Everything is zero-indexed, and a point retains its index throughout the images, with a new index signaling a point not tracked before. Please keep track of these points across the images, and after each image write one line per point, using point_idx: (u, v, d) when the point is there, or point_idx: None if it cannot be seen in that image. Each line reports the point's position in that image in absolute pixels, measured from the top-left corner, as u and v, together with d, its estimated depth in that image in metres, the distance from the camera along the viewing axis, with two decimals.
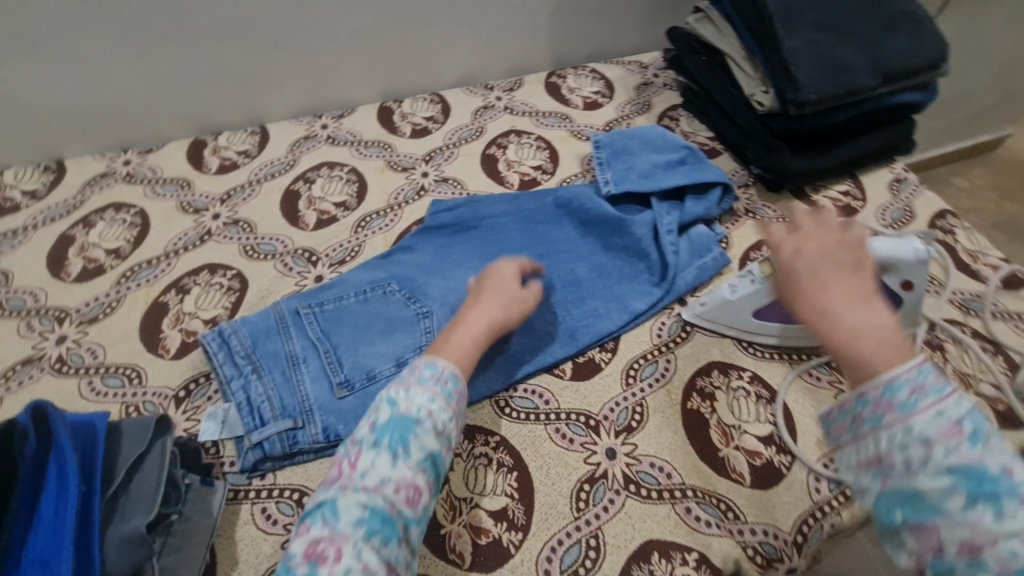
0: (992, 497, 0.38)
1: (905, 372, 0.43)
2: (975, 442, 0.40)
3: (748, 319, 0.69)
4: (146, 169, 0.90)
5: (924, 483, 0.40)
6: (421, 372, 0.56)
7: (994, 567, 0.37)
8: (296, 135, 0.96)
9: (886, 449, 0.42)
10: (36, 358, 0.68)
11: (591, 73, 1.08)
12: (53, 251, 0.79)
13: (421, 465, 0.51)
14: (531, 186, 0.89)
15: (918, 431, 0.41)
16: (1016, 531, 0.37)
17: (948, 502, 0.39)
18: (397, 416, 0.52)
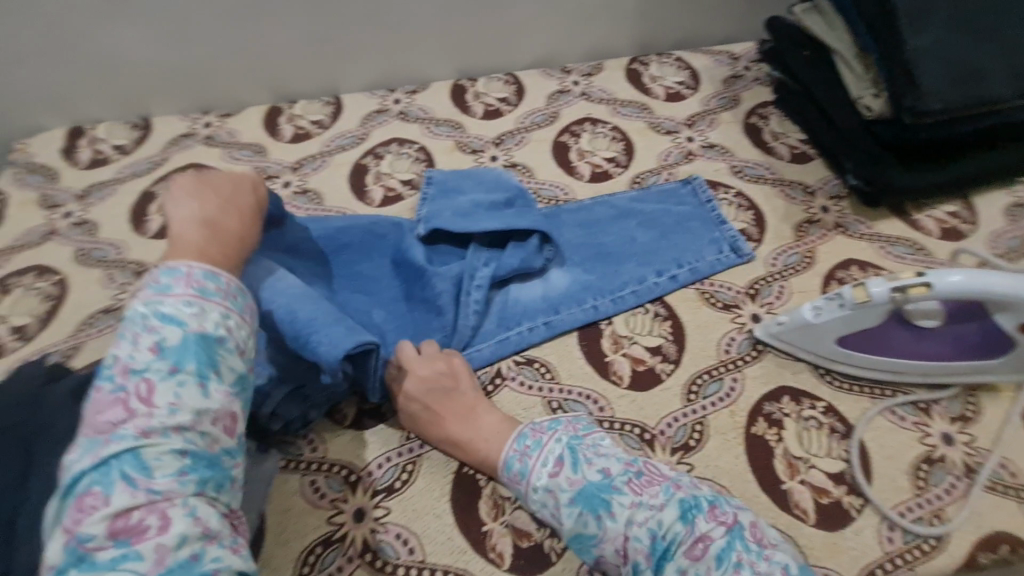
0: (602, 503, 0.48)
1: (514, 445, 0.53)
2: (573, 468, 0.50)
3: (830, 346, 0.63)
4: (225, 133, 0.92)
5: (569, 525, 0.49)
6: (205, 289, 0.47)
7: (642, 559, 0.46)
8: (369, 108, 0.95)
9: (541, 510, 0.51)
10: (116, 308, 0.72)
11: (676, 61, 1.02)
12: (135, 206, 0.82)
13: (234, 388, 0.46)
14: (602, 178, 0.85)
15: (540, 485, 0.50)
16: (629, 518, 0.47)
17: (588, 527, 0.48)
18: (187, 337, 0.44)
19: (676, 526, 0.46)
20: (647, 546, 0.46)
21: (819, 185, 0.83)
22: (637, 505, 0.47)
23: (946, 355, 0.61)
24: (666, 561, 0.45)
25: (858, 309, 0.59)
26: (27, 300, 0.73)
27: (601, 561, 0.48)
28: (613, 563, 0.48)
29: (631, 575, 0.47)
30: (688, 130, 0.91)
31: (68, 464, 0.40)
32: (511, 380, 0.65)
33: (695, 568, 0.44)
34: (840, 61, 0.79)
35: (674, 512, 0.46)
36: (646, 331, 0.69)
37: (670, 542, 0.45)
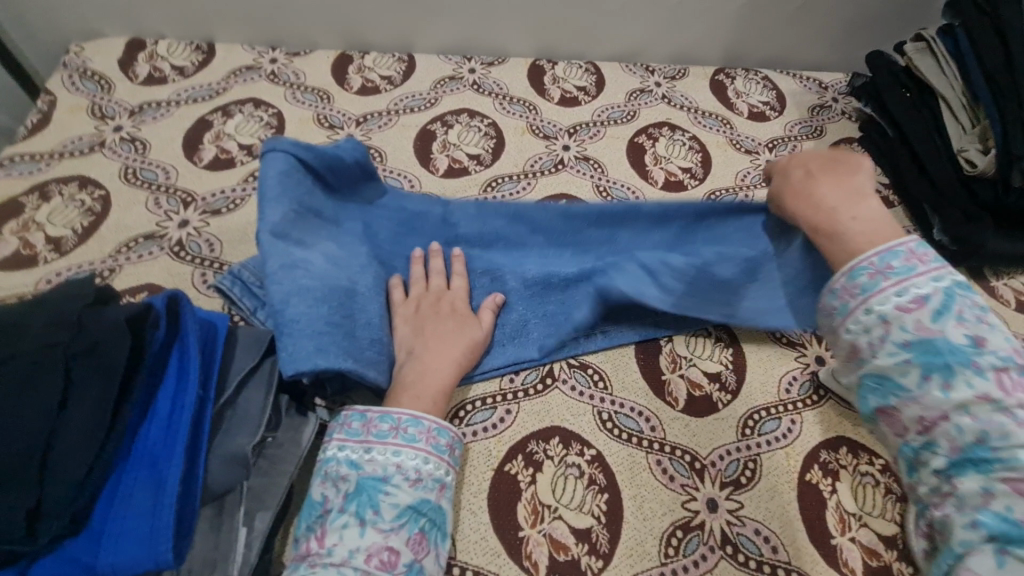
0: (943, 368, 0.40)
1: (869, 259, 0.46)
2: (935, 316, 0.42)
3: None
4: (290, 72, 0.88)
5: (882, 362, 0.42)
6: (382, 417, 0.51)
7: (945, 445, 0.39)
8: (442, 72, 0.91)
9: (854, 336, 0.45)
10: (159, 235, 0.68)
11: (762, 80, 0.98)
12: (190, 132, 0.78)
13: (397, 522, 0.46)
14: (676, 187, 0.81)
15: (877, 311, 0.44)
16: (966, 402, 0.39)
17: (905, 376, 0.41)
18: (363, 479, 0.48)
19: (1021, 454, 0.37)
20: (963, 443, 0.39)
21: (898, 234, 0.80)
22: (986, 400, 0.38)
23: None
24: (972, 470, 0.38)
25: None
26: (67, 211, 0.69)
27: (889, 414, 0.42)
28: (904, 423, 0.41)
29: (914, 443, 0.41)
30: (768, 152, 0.87)
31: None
32: (562, 383, 0.63)
33: (1009, 500, 0.36)
34: (944, 108, 0.76)
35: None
36: (707, 355, 0.66)
37: (1000, 459, 0.37)
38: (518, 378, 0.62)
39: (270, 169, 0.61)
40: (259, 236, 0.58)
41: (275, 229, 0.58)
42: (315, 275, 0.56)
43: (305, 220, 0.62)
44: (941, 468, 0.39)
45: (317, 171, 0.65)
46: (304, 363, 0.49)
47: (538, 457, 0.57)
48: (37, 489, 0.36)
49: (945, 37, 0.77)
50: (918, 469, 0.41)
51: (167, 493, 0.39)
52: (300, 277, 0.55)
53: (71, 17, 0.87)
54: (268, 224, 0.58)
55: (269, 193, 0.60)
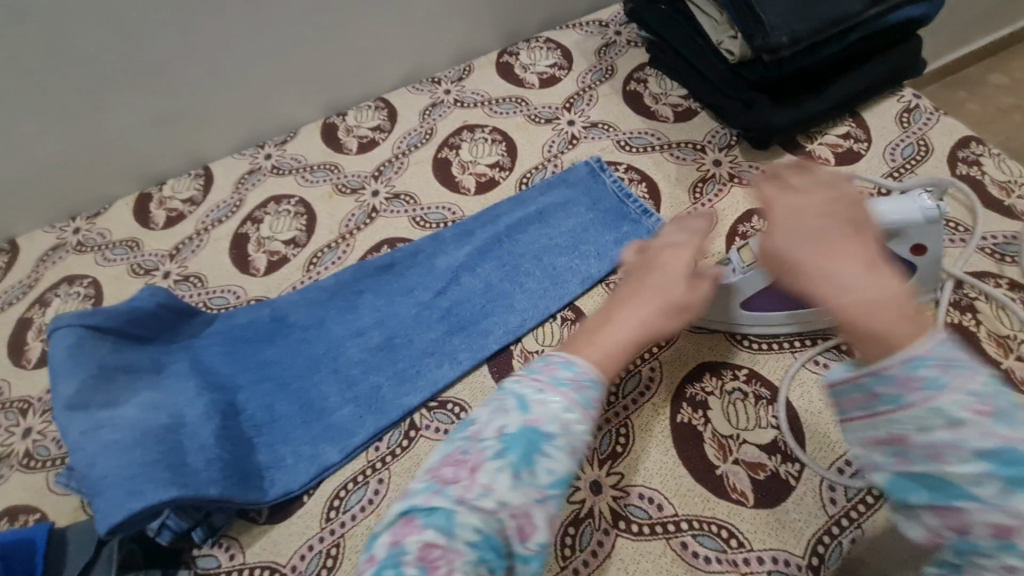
0: (1010, 408, 0.32)
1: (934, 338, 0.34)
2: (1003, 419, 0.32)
3: (740, 315, 0.61)
4: (96, 235, 0.87)
5: (941, 399, 0.33)
6: (529, 369, 0.48)
7: (994, 538, 0.31)
8: (240, 171, 0.91)
9: (867, 440, 0.35)
10: (5, 455, 0.67)
11: (545, 44, 0.98)
12: (12, 338, 0.77)
13: (548, 489, 0.43)
14: (489, 186, 0.81)
15: (950, 412, 0.32)
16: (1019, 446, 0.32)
17: (958, 413, 0.32)
18: (527, 426, 0.43)
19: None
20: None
21: (708, 138, 0.80)
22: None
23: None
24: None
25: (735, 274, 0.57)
26: None
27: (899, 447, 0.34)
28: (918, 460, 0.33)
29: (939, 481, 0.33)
30: (568, 113, 0.87)
31: (409, 488, 0.44)
32: (426, 429, 0.62)
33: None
34: (695, 8, 0.75)
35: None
36: (556, 340, 0.66)
37: None
38: (383, 444, 0.62)
39: (58, 347, 0.57)
40: (55, 414, 0.53)
41: (71, 403, 0.53)
42: (123, 425, 0.52)
43: (111, 378, 0.57)
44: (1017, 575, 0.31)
45: (117, 328, 0.61)
46: (119, 513, 0.47)
47: None
48: None
49: None
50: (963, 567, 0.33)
51: None
52: (107, 435, 0.51)
53: None
54: (60, 400, 0.53)
55: (59, 371, 0.55)
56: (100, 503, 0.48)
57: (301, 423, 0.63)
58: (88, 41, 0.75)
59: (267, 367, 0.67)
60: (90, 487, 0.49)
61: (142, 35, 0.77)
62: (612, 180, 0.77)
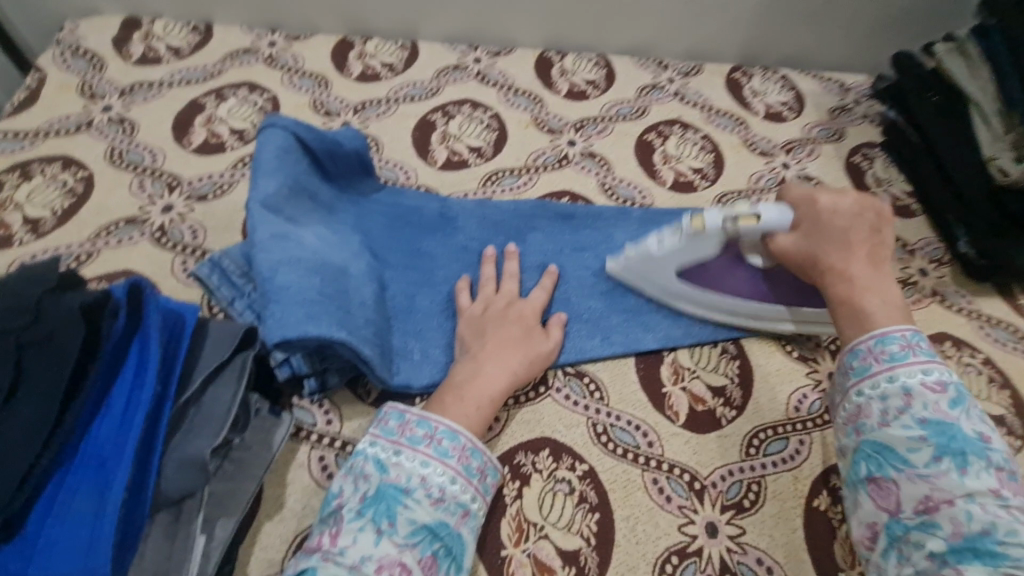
0: (959, 454, 0.42)
1: (900, 332, 0.48)
2: (954, 403, 0.44)
3: (672, 279, 0.61)
4: (289, 57, 0.84)
5: (898, 433, 0.45)
6: (881, 340, 0.48)
7: (948, 529, 0.40)
8: (446, 61, 0.87)
9: (868, 401, 0.47)
10: (140, 220, 0.65)
11: (781, 79, 0.93)
12: (180, 115, 0.75)
13: (412, 540, 0.41)
14: (686, 188, 0.77)
15: (902, 382, 0.46)
16: (975, 492, 0.40)
17: (917, 451, 0.43)
18: (385, 486, 0.43)
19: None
20: (969, 529, 0.39)
21: (920, 244, 0.75)
22: (996, 495, 0.40)
23: (738, 294, 0.61)
24: (947, 460, 0.42)
25: (698, 239, 0.56)
26: (47, 191, 0.66)
27: (881, 484, 0.44)
28: (899, 497, 0.43)
29: (909, 521, 0.42)
30: (784, 155, 0.83)
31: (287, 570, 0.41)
32: (556, 390, 0.59)
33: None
34: (976, 113, 0.71)
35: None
36: (710, 367, 0.62)
37: (1008, 554, 0.37)
38: None
39: (268, 145, 0.55)
40: (248, 206, 0.51)
41: (266, 202, 0.51)
42: (309, 247, 0.50)
43: (300, 199, 0.55)
44: (938, 550, 0.39)
45: (316, 154, 0.60)
46: (292, 330, 0.44)
47: (525, 470, 0.53)
48: None
49: (980, 38, 0.72)
50: (900, 552, 0.41)
51: (111, 502, 0.35)
52: (293, 248, 0.49)
53: None
54: (258, 196, 0.51)
55: (263, 166, 0.54)
56: (274, 310, 0.45)
57: (437, 326, 0.60)
58: None
59: (420, 256, 0.64)
60: (266, 291, 0.46)
61: None
62: None
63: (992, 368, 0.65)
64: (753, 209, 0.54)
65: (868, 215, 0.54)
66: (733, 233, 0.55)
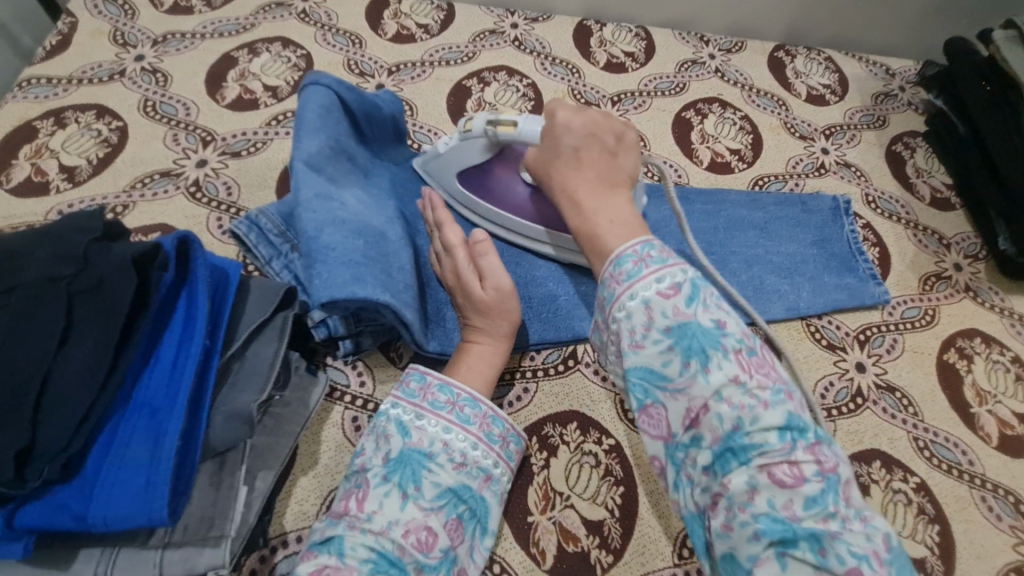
0: (700, 353, 0.38)
1: (633, 246, 0.42)
2: (688, 300, 0.39)
3: (456, 186, 0.62)
4: (322, 12, 0.82)
5: (649, 351, 0.39)
6: (617, 261, 0.42)
7: (709, 438, 0.37)
8: (482, 25, 0.85)
9: (619, 325, 0.41)
10: (174, 174, 0.65)
11: (825, 61, 0.90)
12: (213, 68, 0.74)
13: (437, 503, 0.42)
14: (722, 169, 0.76)
15: (640, 296, 0.40)
16: (721, 389, 0.37)
17: (668, 366, 0.38)
18: (408, 450, 0.43)
19: (772, 437, 0.36)
20: (723, 431, 0.36)
21: (957, 239, 0.74)
22: (736, 383, 0.37)
23: (507, 209, 0.60)
24: (693, 364, 0.38)
25: (469, 139, 0.57)
26: (81, 139, 0.66)
27: (651, 411, 0.39)
28: (669, 421, 0.39)
29: (682, 441, 0.38)
30: (824, 140, 0.81)
31: (312, 531, 0.41)
32: (585, 365, 0.59)
33: (771, 493, 0.35)
34: None
35: (778, 418, 0.36)
36: None
37: (754, 444, 0.36)
38: (539, 357, 0.59)
39: (311, 102, 0.54)
40: (291, 166, 0.50)
41: (310, 161, 0.51)
42: (352, 209, 0.50)
43: (340, 160, 0.55)
44: (707, 465, 0.37)
45: (355, 114, 0.58)
46: (340, 291, 0.44)
47: (553, 441, 0.54)
48: (31, 429, 0.34)
49: None
50: (686, 475, 0.38)
51: (165, 448, 0.36)
52: (337, 209, 0.49)
53: None
54: (301, 154, 0.51)
55: (306, 124, 0.53)
56: (320, 271, 0.45)
57: None
58: None
59: None
60: (311, 251, 0.46)
61: None
62: (851, 229, 0.71)
63: (1021, 366, 0.65)
64: (513, 116, 0.54)
65: (602, 136, 0.49)
66: (494, 137, 0.55)
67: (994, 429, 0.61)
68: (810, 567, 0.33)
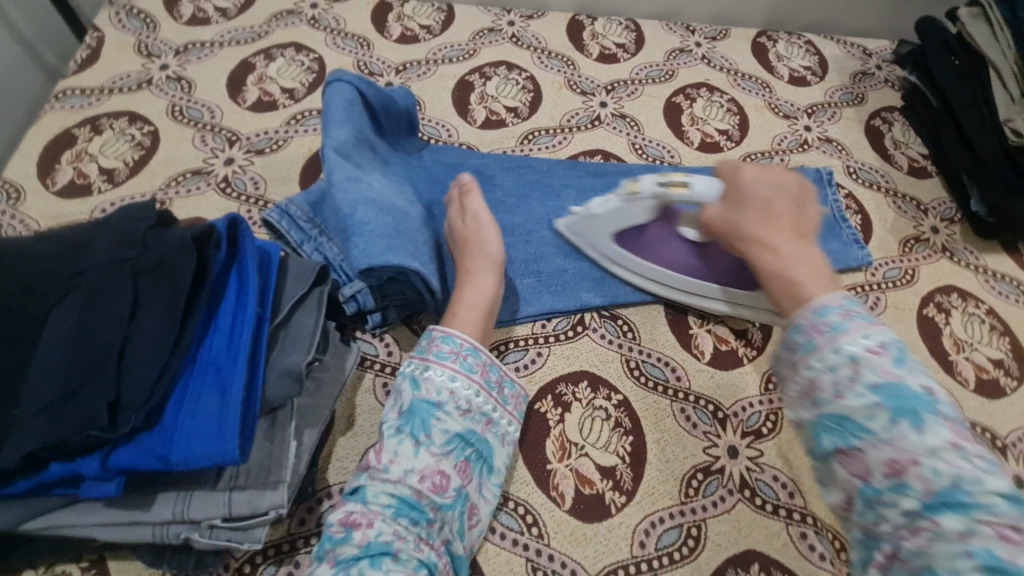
0: (912, 412, 0.34)
1: (834, 300, 0.40)
2: (898, 360, 0.36)
3: (607, 242, 0.65)
4: (331, 18, 0.87)
5: (852, 403, 0.36)
6: (820, 310, 0.39)
7: (918, 488, 0.33)
8: (481, 24, 0.90)
9: (817, 373, 0.38)
10: (205, 172, 0.70)
11: (805, 45, 0.96)
12: (233, 73, 0.79)
13: (447, 448, 0.46)
14: (712, 149, 0.81)
15: (847, 350, 0.37)
16: (937, 448, 0.33)
17: (871, 419, 0.35)
18: (417, 402, 0.47)
19: (996, 500, 0.31)
20: (938, 485, 0.32)
21: (933, 204, 0.80)
22: (956, 447, 0.33)
23: (671, 267, 0.65)
24: (903, 421, 0.34)
25: (635, 201, 0.60)
26: (118, 144, 0.71)
27: (847, 455, 0.36)
28: (868, 467, 0.35)
29: (879, 486, 0.34)
30: (807, 118, 0.86)
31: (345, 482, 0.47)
32: (592, 331, 0.64)
33: (990, 542, 0.30)
34: (995, 76, 0.74)
35: (1005, 486, 0.32)
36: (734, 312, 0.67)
37: (978, 503, 0.31)
38: (549, 325, 0.64)
39: (336, 96, 0.59)
40: (323, 153, 0.55)
41: (339, 148, 0.56)
42: (379, 191, 0.55)
43: (363, 148, 0.60)
44: (911, 512, 0.33)
45: (374, 107, 0.64)
46: (377, 259, 0.49)
47: (567, 398, 0.59)
48: (117, 385, 0.39)
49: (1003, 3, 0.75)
50: (876, 517, 0.35)
51: (232, 400, 0.41)
52: (366, 190, 0.54)
53: None
54: (331, 142, 0.56)
55: (333, 115, 0.58)
56: (357, 243, 0.50)
57: None
58: None
59: None
60: (347, 227, 0.51)
61: None
62: (834, 198, 0.77)
63: (994, 317, 0.70)
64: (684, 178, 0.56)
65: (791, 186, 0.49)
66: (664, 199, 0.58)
67: (971, 374, 0.66)
68: None
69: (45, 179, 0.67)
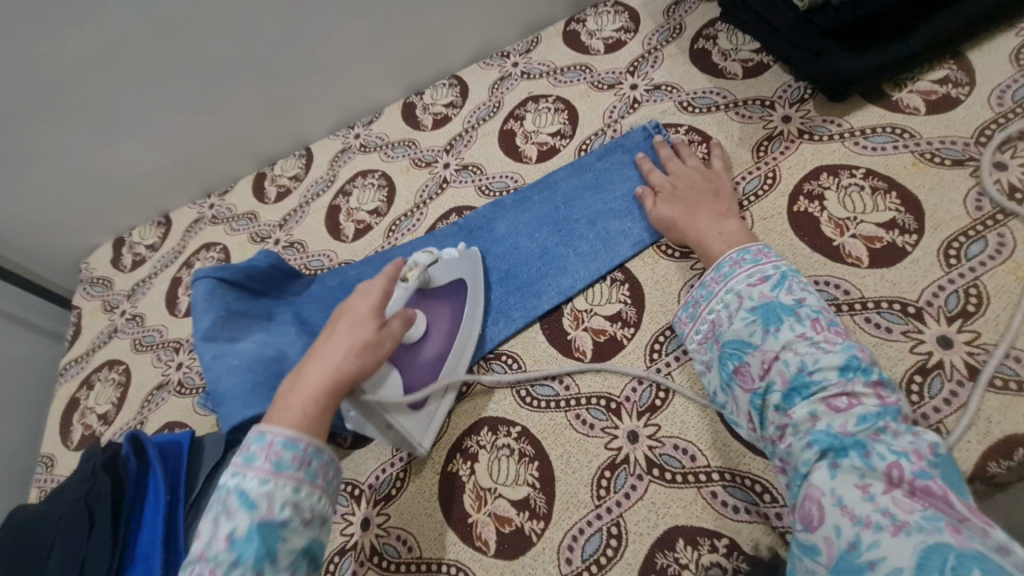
0: (776, 319, 0.50)
1: (729, 256, 0.58)
2: (772, 286, 0.53)
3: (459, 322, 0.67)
4: (225, 209, 1.04)
5: (737, 326, 0.52)
6: (718, 268, 0.58)
7: (779, 381, 0.47)
8: (334, 150, 1.02)
9: (718, 313, 0.55)
10: (165, 383, 0.86)
11: (613, 7, 0.95)
12: (168, 293, 0.97)
13: (293, 568, 0.44)
14: (549, 155, 0.85)
15: (734, 289, 0.55)
16: (789, 343, 0.48)
17: (753, 334, 0.51)
18: (259, 523, 0.43)
19: (830, 374, 0.45)
20: (790, 374, 0.47)
21: (779, 94, 0.76)
22: (804, 339, 0.48)
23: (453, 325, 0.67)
24: (770, 327, 0.50)
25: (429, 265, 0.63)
26: (105, 390, 0.89)
27: (742, 371, 0.51)
28: (753, 375, 0.50)
29: (760, 390, 0.49)
30: (631, 77, 0.87)
31: None
32: (481, 377, 0.69)
33: (829, 418, 0.44)
34: None
35: (836, 358, 0.46)
36: (604, 300, 0.69)
37: (816, 383, 0.45)
38: None
39: (198, 291, 0.71)
40: (196, 343, 0.69)
41: (206, 334, 0.68)
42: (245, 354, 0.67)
43: (236, 320, 0.71)
44: (779, 403, 0.47)
45: (240, 280, 0.75)
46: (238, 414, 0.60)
47: (473, 450, 0.64)
48: None
49: None
50: (765, 416, 0.48)
51: None
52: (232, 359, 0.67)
53: (69, 247, 1.07)
54: (200, 332, 0.69)
55: (199, 309, 0.70)
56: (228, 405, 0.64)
57: None
58: (210, 44, 0.86)
59: None
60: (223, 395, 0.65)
61: (256, 33, 0.86)
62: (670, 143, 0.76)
63: (874, 177, 0.65)
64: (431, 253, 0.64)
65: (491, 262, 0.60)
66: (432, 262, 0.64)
67: (862, 251, 0.62)
68: (856, 472, 0.41)
69: (67, 441, 0.87)
